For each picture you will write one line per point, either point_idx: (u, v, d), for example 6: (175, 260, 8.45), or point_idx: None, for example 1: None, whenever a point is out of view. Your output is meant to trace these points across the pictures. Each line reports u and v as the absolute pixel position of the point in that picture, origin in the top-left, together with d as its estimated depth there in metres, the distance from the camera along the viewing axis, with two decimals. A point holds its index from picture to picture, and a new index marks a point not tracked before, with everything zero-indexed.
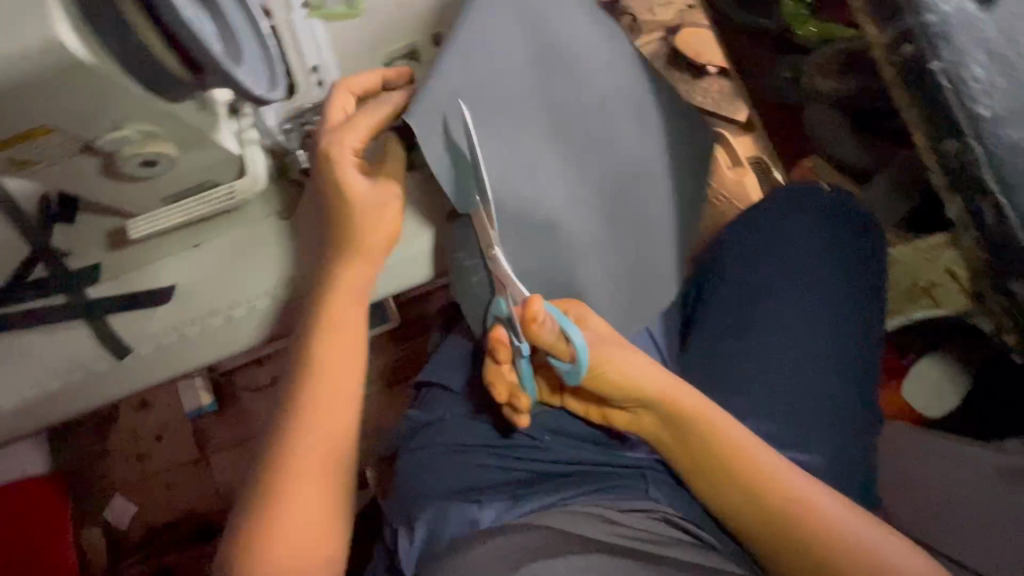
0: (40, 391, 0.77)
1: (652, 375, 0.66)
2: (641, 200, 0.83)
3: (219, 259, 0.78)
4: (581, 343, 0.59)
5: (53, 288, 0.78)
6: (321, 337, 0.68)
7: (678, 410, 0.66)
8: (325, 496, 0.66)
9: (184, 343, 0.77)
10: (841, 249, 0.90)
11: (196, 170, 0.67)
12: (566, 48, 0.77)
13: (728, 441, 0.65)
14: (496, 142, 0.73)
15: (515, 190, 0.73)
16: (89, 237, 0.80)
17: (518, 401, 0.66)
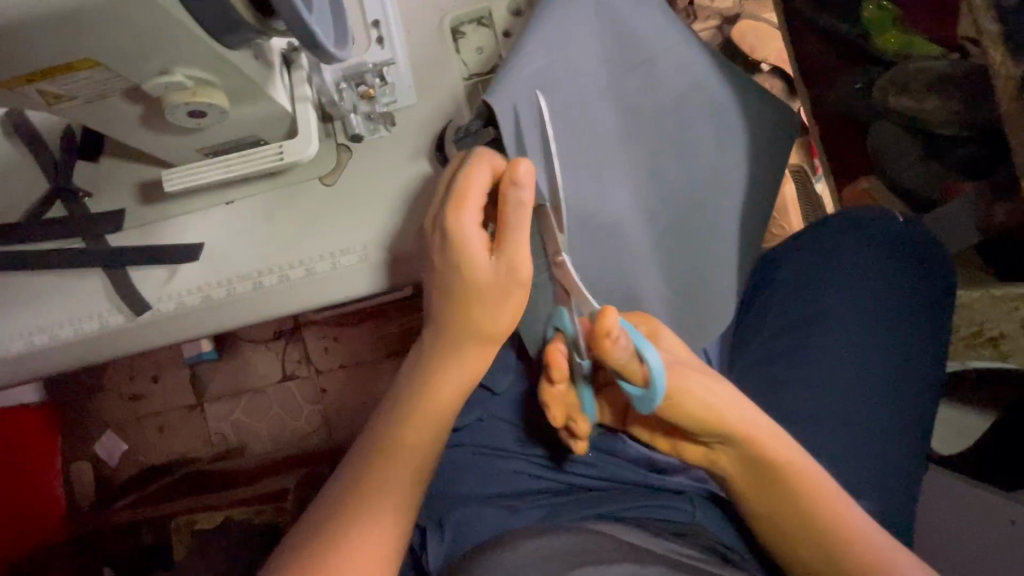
0: (52, 339, 0.73)
1: (739, 411, 0.53)
2: (720, 207, 0.76)
3: (251, 221, 0.72)
4: (659, 369, 0.46)
5: (70, 231, 0.73)
6: (454, 321, 0.58)
7: (765, 456, 0.54)
8: (399, 520, 0.57)
9: (206, 307, 0.72)
10: (904, 283, 0.85)
11: (242, 124, 0.60)
12: (647, 43, 0.71)
13: (808, 491, 0.55)
14: (564, 137, 0.69)
15: (581, 189, 0.70)
16: (111, 180, 0.74)
17: (576, 425, 0.56)
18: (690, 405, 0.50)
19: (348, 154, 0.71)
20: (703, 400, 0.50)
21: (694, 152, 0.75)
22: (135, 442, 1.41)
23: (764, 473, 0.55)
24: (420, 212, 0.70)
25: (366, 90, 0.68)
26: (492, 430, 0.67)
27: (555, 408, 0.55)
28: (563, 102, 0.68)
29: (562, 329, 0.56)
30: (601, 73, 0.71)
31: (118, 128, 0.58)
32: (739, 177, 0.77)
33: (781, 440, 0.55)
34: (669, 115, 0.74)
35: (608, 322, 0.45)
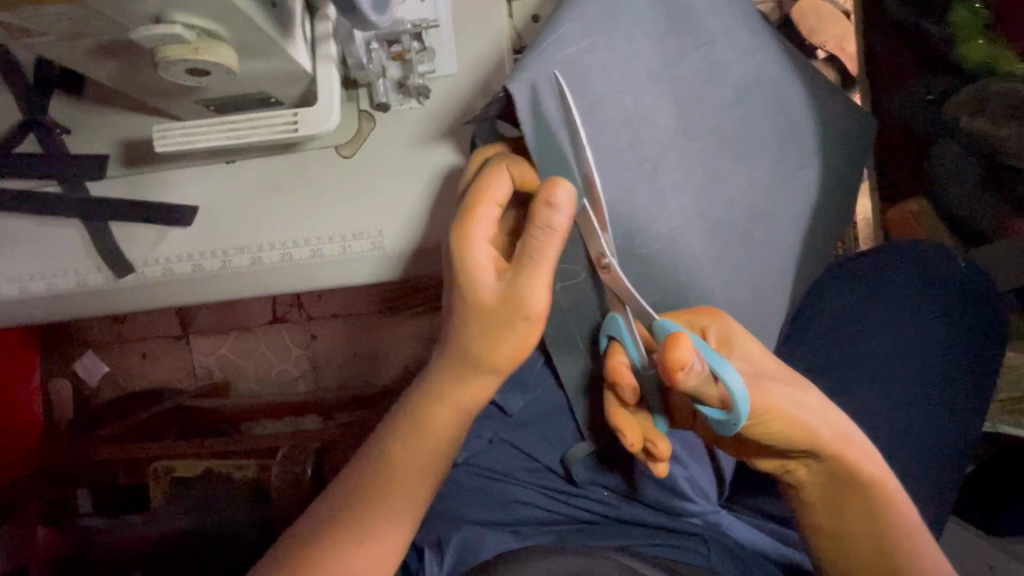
0: (22, 291, 0.65)
1: (830, 420, 0.46)
2: (777, 224, 0.67)
3: (256, 189, 0.64)
4: (744, 394, 0.39)
5: (45, 173, 0.65)
6: (449, 351, 0.53)
7: (854, 474, 0.47)
8: (374, 545, 0.53)
9: (198, 276, 0.65)
10: (977, 339, 0.75)
11: (252, 82, 0.51)
12: (704, 25, 0.62)
13: (892, 515, 0.49)
14: (613, 131, 0.58)
15: (629, 194, 0.60)
16: (94, 122, 0.65)
17: (655, 449, 0.48)
18: (778, 422, 0.43)
19: (371, 124, 0.62)
20: (793, 412, 0.44)
21: (752, 161, 0.65)
22: (116, 365, 1.33)
23: (847, 494, 0.48)
24: (444, 199, 0.62)
25: (398, 51, 0.58)
26: (500, 453, 0.63)
27: (627, 431, 0.48)
28: (622, 91, 0.58)
29: (620, 340, 0.52)
30: (658, 54, 0.60)
31: (104, 70, 0.49)
32: (802, 191, 0.68)
33: (874, 458, 0.48)
34: (730, 111, 0.64)
35: (680, 355, 0.37)
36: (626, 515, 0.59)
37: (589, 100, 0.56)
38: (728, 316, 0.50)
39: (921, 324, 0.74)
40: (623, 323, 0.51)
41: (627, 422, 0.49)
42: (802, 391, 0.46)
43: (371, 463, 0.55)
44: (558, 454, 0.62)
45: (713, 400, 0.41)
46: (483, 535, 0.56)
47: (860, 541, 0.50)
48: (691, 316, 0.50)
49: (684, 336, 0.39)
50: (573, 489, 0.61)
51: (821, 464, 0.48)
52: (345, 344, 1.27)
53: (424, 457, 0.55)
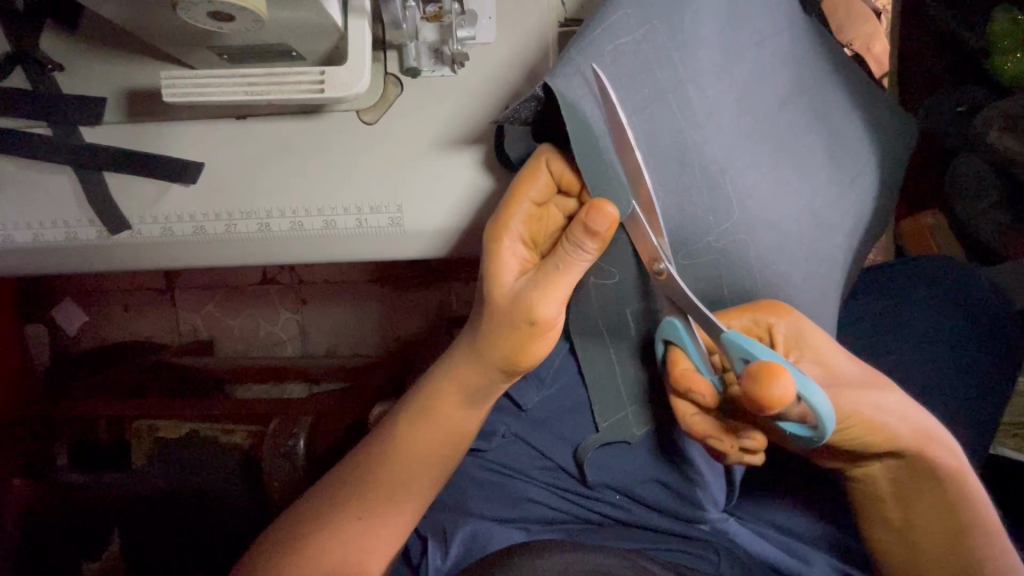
0: (4, 240, 0.60)
1: (907, 419, 0.44)
2: (824, 236, 0.63)
3: (268, 151, 0.59)
4: (832, 416, 0.37)
5: (34, 112, 0.59)
6: (464, 348, 0.51)
7: (932, 467, 0.45)
8: (373, 543, 0.50)
9: (197, 238, 0.60)
10: (998, 363, 0.73)
11: (277, 33, 0.46)
12: (757, 20, 0.59)
13: (970, 510, 0.46)
14: (672, 128, 0.55)
15: (684, 199, 0.58)
16: (92, 60, 0.59)
17: (750, 444, 0.45)
18: (860, 427, 0.42)
19: (398, 90, 0.58)
20: (874, 416, 0.42)
21: (802, 164, 0.62)
22: (97, 317, 1.27)
23: (923, 489, 0.47)
24: (473, 178, 0.58)
25: (436, 11, 0.55)
26: (512, 448, 0.61)
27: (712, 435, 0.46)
28: (676, 82, 0.55)
29: (680, 344, 0.48)
30: (716, 47, 0.56)
31: (112, 5, 0.43)
32: (850, 203, 0.65)
33: (950, 452, 0.46)
34: (785, 113, 0.61)
35: (777, 392, 0.34)
36: (634, 520, 0.58)
37: (644, 95, 0.54)
38: (792, 312, 0.49)
39: (943, 342, 0.72)
40: (683, 328, 0.47)
41: (714, 430, 0.46)
42: (880, 391, 0.44)
43: (372, 449, 0.53)
44: (570, 454, 0.61)
45: (793, 414, 0.39)
46: (489, 529, 0.55)
47: (931, 541, 0.47)
48: (758, 314, 0.48)
49: (779, 366, 0.35)
50: (583, 492, 0.59)
51: (899, 461, 0.46)
52: (337, 312, 1.22)
53: (432, 454, 0.53)
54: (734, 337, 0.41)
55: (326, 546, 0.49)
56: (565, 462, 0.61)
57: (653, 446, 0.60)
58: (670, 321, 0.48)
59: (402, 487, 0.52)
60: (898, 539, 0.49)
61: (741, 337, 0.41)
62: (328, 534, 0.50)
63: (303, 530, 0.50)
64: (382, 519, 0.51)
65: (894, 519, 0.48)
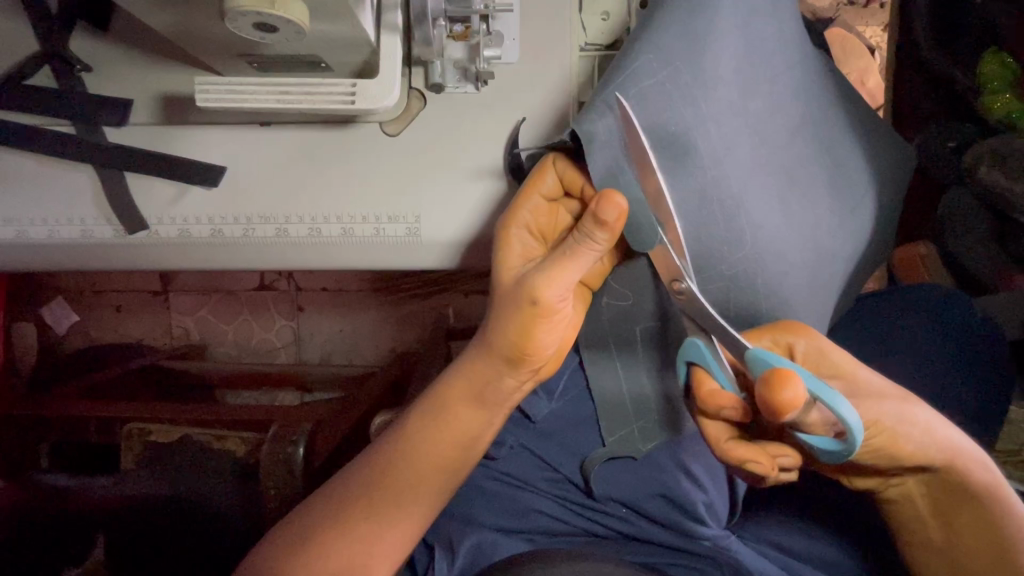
0: (18, 235, 0.60)
1: (937, 435, 0.45)
2: (827, 264, 0.66)
3: (291, 160, 0.60)
4: (858, 426, 0.37)
5: (60, 110, 0.60)
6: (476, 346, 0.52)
7: (965, 480, 0.46)
8: (374, 542, 0.50)
9: (214, 239, 0.60)
10: (989, 388, 0.75)
11: (313, 45, 0.47)
12: (772, 58, 0.61)
13: (1011, 524, 0.47)
14: (689, 164, 0.58)
15: (700, 229, 0.60)
16: (120, 62, 0.60)
17: (783, 460, 0.45)
18: (882, 438, 0.43)
19: (421, 104, 0.60)
20: (898, 426, 0.43)
21: (815, 199, 0.64)
22: (88, 317, 1.25)
23: (957, 509, 0.48)
24: (490, 192, 0.60)
25: (463, 30, 0.56)
26: (520, 459, 0.61)
27: (749, 453, 0.44)
28: (699, 116, 0.57)
29: (702, 365, 0.47)
30: (732, 85, 0.58)
31: (161, 16, 0.45)
32: (853, 230, 0.67)
33: (984, 466, 0.47)
34: (795, 146, 0.63)
35: (795, 393, 0.35)
36: (640, 533, 0.59)
37: (669, 131, 0.56)
38: (815, 332, 0.48)
39: (937, 367, 0.74)
40: (707, 348, 0.47)
41: (749, 452, 0.45)
42: (906, 403, 0.45)
43: (379, 451, 0.53)
44: (575, 470, 0.61)
45: (820, 429, 0.39)
46: (494, 538, 0.56)
47: (972, 559, 0.48)
48: (777, 334, 0.48)
49: (790, 371, 0.36)
50: (589, 509, 0.60)
51: (930, 476, 0.47)
52: (334, 319, 1.22)
53: (439, 457, 0.52)
54: (755, 351, 0.43)
55: (325, 540, 0.49)
56: (570, 477, 0.61)
57: (661, 462, 0.60)
58: (693, 341, 0.47)
59: (406, 486, 0.52)
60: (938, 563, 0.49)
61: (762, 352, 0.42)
62: (330, 530, 0.50)
63: (308, 526, 0.50)
64: (385, 518, 0.51)
65: (935, 538, 0.49)
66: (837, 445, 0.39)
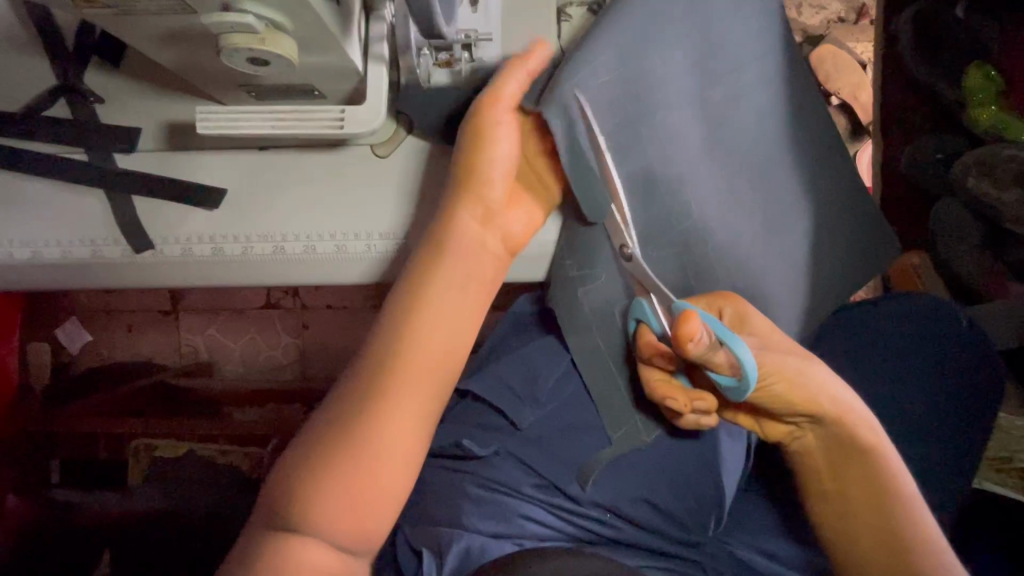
0: (33, 257, 0.64)
1: (831, 393, 0.53)
2: (780, 253, 0.70)
3: (287, 179, 0.64)
4: (749, 359, 0.45)
5: (74, 139, 0.64)
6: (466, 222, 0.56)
7: (853, 436, 0.54)
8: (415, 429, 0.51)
9: (215, 257, 0.64)
10: (976, 394, 0.76)
11: (305, 75, 0.51)
12: (731, 53, 0.64)
13: (894, 478, 0.53)
14: (643, 143, 0.61)
15: (656, 208, 0.63)
16: (130, 93, 0.64)
17: (702, 404, 0.54)
18: (782, 383, 0.50)
19: (409, 127, 0.63)
20: (797, 377, 0.51)
21: (772, 169, 0.69)
22: (100, 337, 1.28)
23: (846, 458, 0.55)
24: None
25: (447, 58, 0.57)
26: (507, 466, 0.63)
27: (672, 393, 0.54)
28: (659, 109, 0.61)
29: (647, 321, 0.57)
30: (688, 76, 0.62)
31: (164, 53, 0.50)
32: (806, 218, 0.70)
33: (869, 425, 0.54)
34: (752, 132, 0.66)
35: (694, 326, 0.43)
36: (625, 538, 0.61)
37: (626, 123, 0.59)
38: (745, 301, 0.56)
39: (920, 372, 0.75)
40: (649, 307, 0.57)
41: (672, 391, 0.55)
42: (808, 363, 0.53)
43: (375, 354, 0.51)
44: (561, 477, 0.62)
45: (723, 367, 0.47)
46: (483, 543, 0.57)
47: (854, 503, 0.54)
48: (711, 299, 0.56)
49: (693, 312, 0.45)
50: (573, 512, 0.61)
51: (824, 429, 0.55)
52: (337, 334, 1.24)
53: (442, 343, 0.52)
54: (680, 304, 0.52)
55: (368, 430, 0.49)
56: (555, 483, 0.62)
57: (641, 464, 0.63)
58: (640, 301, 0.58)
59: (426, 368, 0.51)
60: (828, 504, 0.56)
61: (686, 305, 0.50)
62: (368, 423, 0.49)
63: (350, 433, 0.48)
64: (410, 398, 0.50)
65: (823, 481, 0.56)
66: (735, 383, 0.46)
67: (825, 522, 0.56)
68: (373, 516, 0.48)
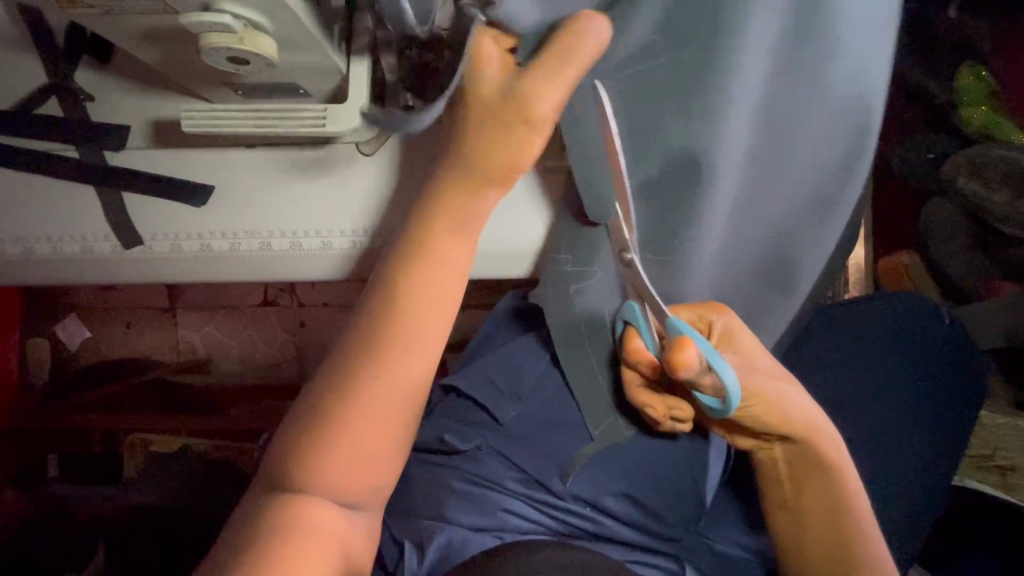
0: (25, 251, 0.65)
1: (803, 410, 0.51)
2: (788, 266, 0.66)
3: (274, 177, 0.64)
4: (736, 388, 0.44)
5: (66, 136, 0.65)
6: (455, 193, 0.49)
7: (820, 455, 0.52)
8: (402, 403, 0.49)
9: (203, 253, 0.65)
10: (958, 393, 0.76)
11: (288, 73, 0.52)
12: (812, 39, 0.53)
13: (850, 494, 0.53)
14: (669, 141, 0.55)
15: (670, 216, 0.58)
16: (121, 91, 0.66)
17: (679, 412, 0.55)
18: (759, 405, 0.49)
19: (394, 124, 0.63)
20: (769, 396, 0.49)
21: (815, 177, 0.60)
22: (98, 332, 1.29)
23: (810, 476, 0.53)
24: None
25: None
26: (489, 461, 0.63)
27: (653, 401, 0.55)
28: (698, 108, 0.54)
29: (635, 325, 0.55)
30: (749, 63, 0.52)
31: (148, 51, 0.50)
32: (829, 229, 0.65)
33: (836, 443, 0.53)
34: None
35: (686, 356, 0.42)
36: (605, 532, 0.62)
37: (657, 116, 0.53)
38: (734, 314, 0.53)
39: (903, 371, 0.76)
40: (640, 311, 0.54)
41: (650, 399, 0.55)
42: (782, 381, 0.50)
43: (371, 314, 0.50)
44: (541, 472, 0.63)
45: (709, 390, 0.46)
46: (464, 536, 0.58)
47: (811, 517, 0.54)
48: (700, 310, 0.53)
49: (688, 340, 0.43)
50: (553, 506, 0.62)
51: (792, 445, 0.53)
52: (331, 332, 1.25)
53: (438, 303, 0.50)
54: (672, 318, 0.49)
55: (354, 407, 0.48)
56: (536, 478, 0.63)
57: (622, 462, 0.63)
58: (631, 304, 0.54)
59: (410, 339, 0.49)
60: (785, 518, 0.56)
61: (678, 321, 0.48)
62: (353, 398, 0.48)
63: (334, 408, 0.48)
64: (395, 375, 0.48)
65: (784, 495, 0.55)
66: (718, 405, 0.46)
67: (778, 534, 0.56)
68: (378, 472, 0.49)
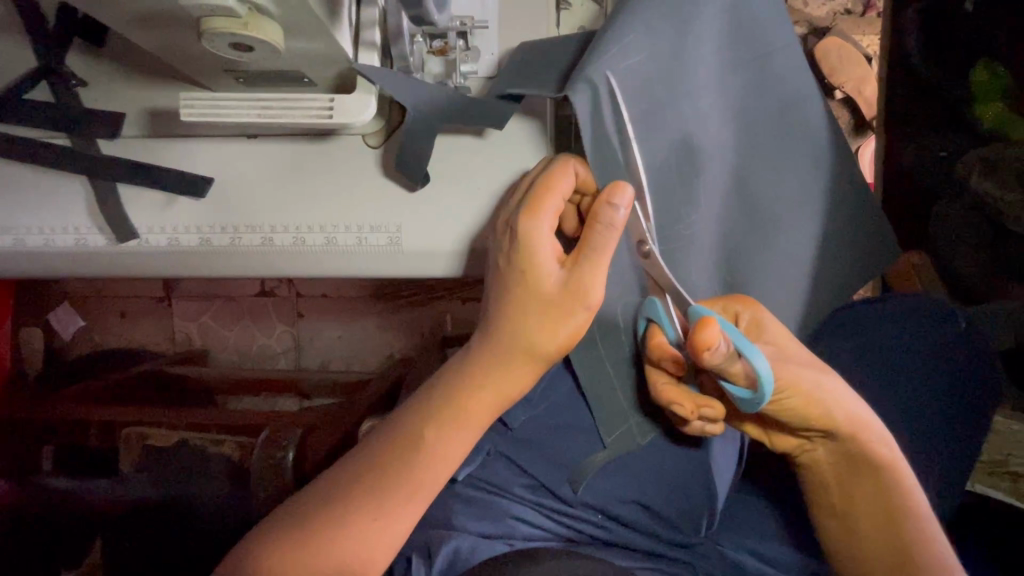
0: (15, 243, 0.63)
1: (847, 406, 0.49)
2: (779, 250, 0.68)
3: (275, 169, 0.62)
4: (768, 374, 0.42)
5: (56, 123, 0.62)
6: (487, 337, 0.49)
7: (865, 450, 0.50)
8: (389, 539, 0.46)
9: (201, 246, 0.62)
10: (973, 394, 0.75)
11: (293, 61, 0.49)
12: (763, 38, 0.62)
13: (904, 494, 0.51)
14: (663, 120, 0.57)
15: (669, 195, 0.59)
16: (113, 77, 0.63)
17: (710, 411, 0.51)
18: (799, 397, 0.47)
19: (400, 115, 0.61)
20: (812, 391, 0.47)
21: (782, 166, 0.66)
22: (92, 322, 1.27)
23: (857, 475, 0.51)
24: (467, 199, 0.61)
25: (442, 46, 0.58)
26: (497, 466, 0.63)
27: (680, 398, 0.52)
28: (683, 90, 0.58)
29: (658, 321, 0.53)
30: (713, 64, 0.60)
31: (146, 37, 0.48)
32: (808, 218, 0.69)
33: (884, 440, 0.51)
34: (766, 126, 0.64)
35: (710, 334, 0.40)
36: (617, 540, 0.60)
37: (649, 101, 0.56)
38: (761, 306, 0.52)
39: (917, 374, 0.75)
40: (662, 306, 0.53)
41: (679, 396, 0.52)
42: (822, 373, 0.48)
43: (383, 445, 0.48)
44: (551, 477, 0.62)
45: (740, 378, 0.44)
46: (476, 541, 0.55)
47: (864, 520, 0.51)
48: (727, 302, 0.52)
49: (711, 318, 0.41)
50: (564, 512, 0.60)
51: (836, 443, 0.51)
52: (330, 324, 1.23)
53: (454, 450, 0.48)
54: (695, 307, 0.48)
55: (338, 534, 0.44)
56: (545, 483, 0.62)
57: (633, 467, 0.63)
58: (652, 300, 0.53)
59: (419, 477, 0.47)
60: (838, 522, 0.53)
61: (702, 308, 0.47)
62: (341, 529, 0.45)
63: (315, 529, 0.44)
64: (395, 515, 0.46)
65: (835, 498, 0.53)
66: (749, 395, 0.44)
67: (832, 540, 0.53)
68: None
